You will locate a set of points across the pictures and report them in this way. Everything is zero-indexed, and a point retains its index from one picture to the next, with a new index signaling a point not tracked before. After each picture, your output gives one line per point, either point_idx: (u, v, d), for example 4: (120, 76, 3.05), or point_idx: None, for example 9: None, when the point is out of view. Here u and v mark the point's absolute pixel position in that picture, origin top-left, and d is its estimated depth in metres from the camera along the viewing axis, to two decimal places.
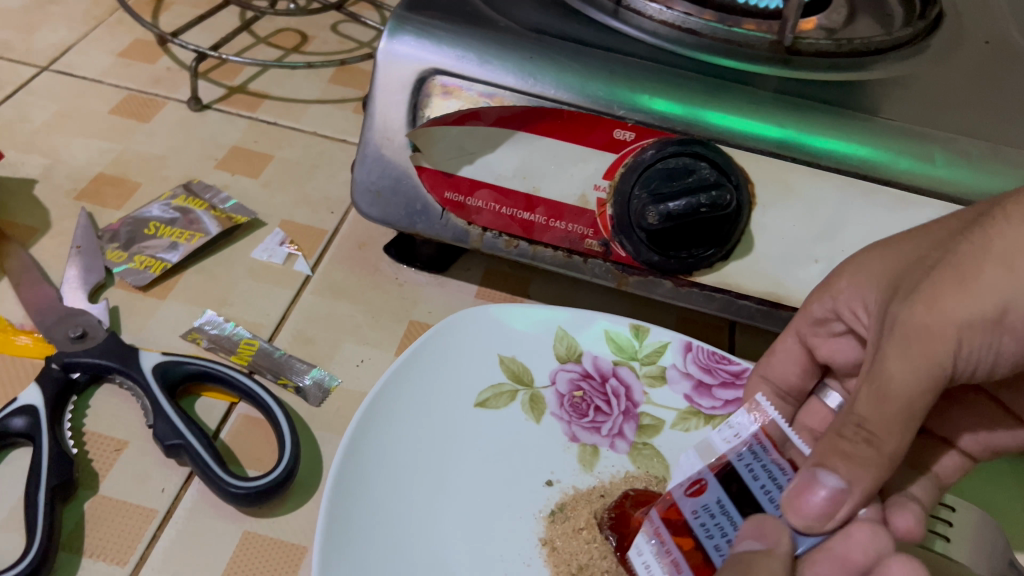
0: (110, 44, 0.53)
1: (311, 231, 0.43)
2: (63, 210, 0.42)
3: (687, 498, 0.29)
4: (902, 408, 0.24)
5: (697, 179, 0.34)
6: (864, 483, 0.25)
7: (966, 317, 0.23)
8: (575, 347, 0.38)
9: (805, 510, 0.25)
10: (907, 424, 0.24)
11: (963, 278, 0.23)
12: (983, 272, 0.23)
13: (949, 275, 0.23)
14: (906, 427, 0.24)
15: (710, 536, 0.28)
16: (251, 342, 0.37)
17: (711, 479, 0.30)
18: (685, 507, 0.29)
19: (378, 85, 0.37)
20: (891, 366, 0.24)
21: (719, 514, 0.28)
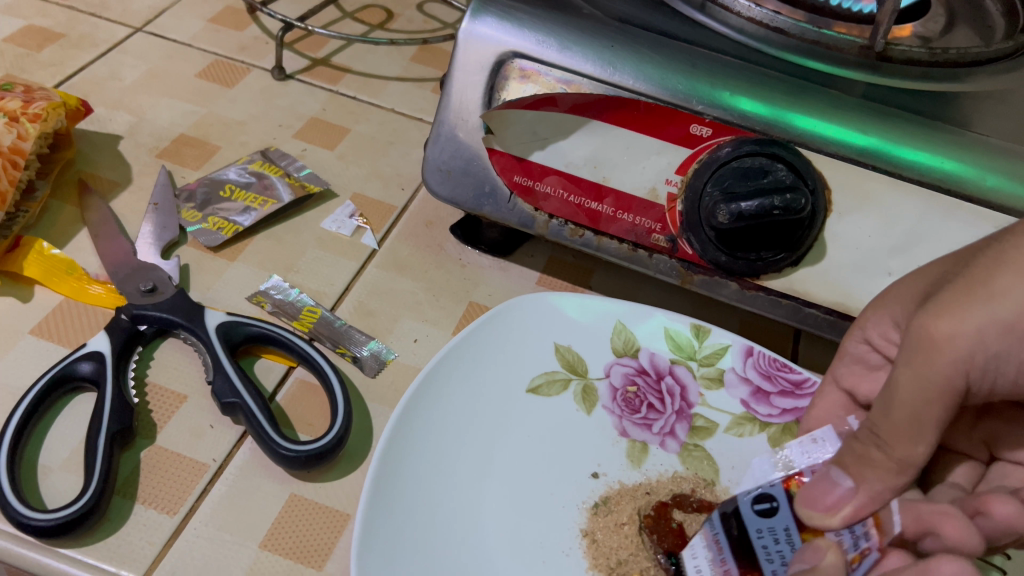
0: (202, 10, 0.54)
1: (380, 206, 0.43)
2: (145, 167, 0.43)
3: (754, 515, 0.28)
4: (908, 417, 0.25)
5: (772, 180, 0.33)
6: (873, 488, 0.26)
7: (987, 323, 0.23)
8: (632, 342, 0.38)
9: (815, 500, 0.26)
10: (916, 435, 0.25)
11: (972, 289, 0.24)
12: (995, 279, 0.24)
13: (961, 287, 0.24)
14: (916, 439, 0.25)
15: (770, 561, 0.27)
16: (313, 310, 0.37)
17: (782, 496, 0.28)
18: (750, 524, 0.28)
19: (457, 65, 0.37)
20: (901, 375, 0.25)
21: (783, 541, 0.27)
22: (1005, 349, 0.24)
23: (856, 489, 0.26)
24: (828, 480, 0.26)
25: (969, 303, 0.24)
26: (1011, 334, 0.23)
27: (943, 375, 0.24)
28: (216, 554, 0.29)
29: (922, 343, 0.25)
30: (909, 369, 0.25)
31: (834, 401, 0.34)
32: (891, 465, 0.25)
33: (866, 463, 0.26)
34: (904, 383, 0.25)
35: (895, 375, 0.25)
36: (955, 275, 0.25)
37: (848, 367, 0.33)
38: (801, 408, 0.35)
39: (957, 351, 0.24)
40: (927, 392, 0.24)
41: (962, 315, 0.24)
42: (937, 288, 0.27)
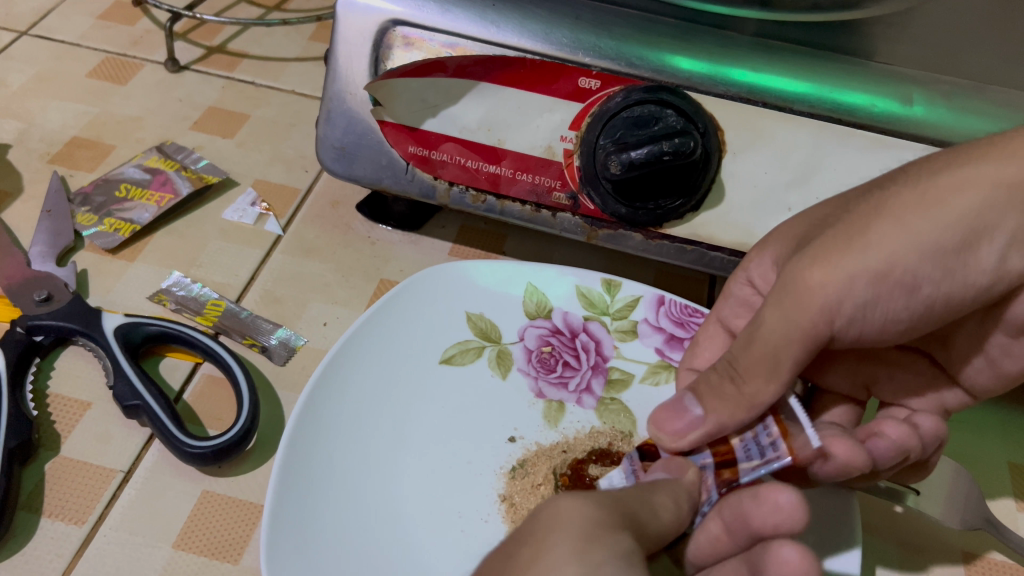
0: (90, 7, 0.52)
1: (284, 190, 0.42)
2: (37, 174, 0.41)
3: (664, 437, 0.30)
4: (768, 356, 0.26)
5: (663, 127, 0.33)
6: (717, 416, 0.26)
7: (859, 272, 0.25)
8: (545, 303, 0.37)
9: (665, 425, 0.28)
10: (774, 373, 0.26)
11: (848, 237, 0.25)
12: (870, 230, 0.25)
13: (836, 236, 0.25)
14: (772, 377, 0.26)
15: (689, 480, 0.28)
16: (217, 303, 0.37)
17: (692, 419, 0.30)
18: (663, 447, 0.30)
19: (340, 37, 0.37)
20: (766, 316, 0.26)
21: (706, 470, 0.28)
22: (870, 298, 0.25)
23: (704, 418, 0.27)
24: (682, 407, 0.28)
25: (845, 253, 0.25)
26: (879, 282, 0.25)
27: (811, 318, 0.25)
28: (127, 559, 0.29)
29: (793, 288, 0.25)
30: (777, 311, 0.26)
31: (717, 339, 0.34)
32: (743, 401, 0.26)
33: (716, 394, 0.27)
34: (769, 323, 0.26)
35: (760, 317, 0.26)
36: (828, 224, 0.26)
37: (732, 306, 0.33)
38: None
39: (827, 296, 0.25)
40: (792, 331, 0.25)
41: (835, 264, 0.25)
42: (809, 236, 0.27)
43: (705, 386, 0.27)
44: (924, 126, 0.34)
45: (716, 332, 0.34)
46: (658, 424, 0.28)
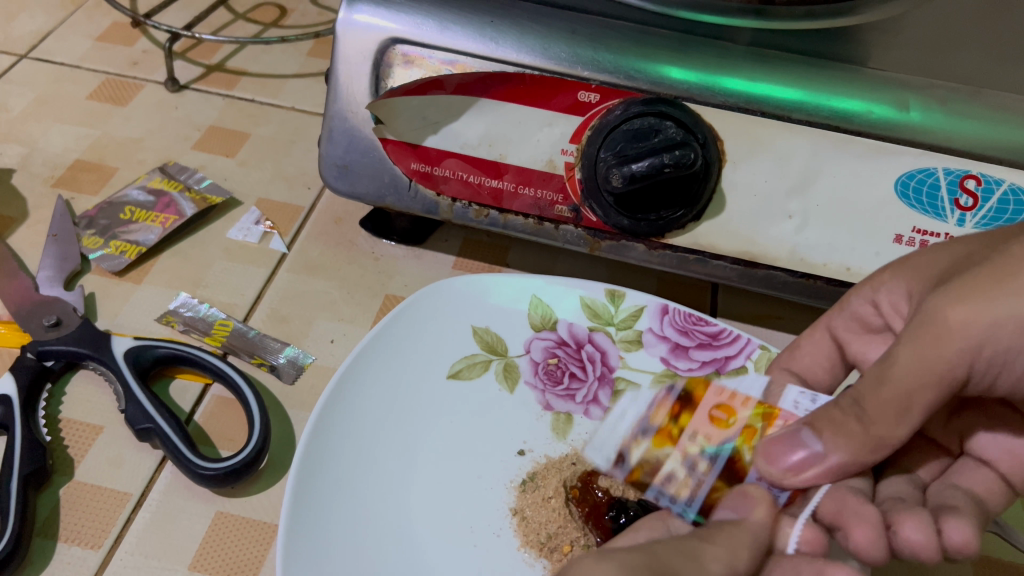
0: (88, 28, 0.52)
1: (287, 209, 0.43)
2: (41, 198, 0.42)
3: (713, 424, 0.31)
4: (899, 396, 0.24)
5: (663, 139, 0.33)
6: (842, 456, 0.25)
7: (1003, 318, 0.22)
8: (550, 315, 0.37)
9: (777, 457, 0.26)
10: (902, 416, 0.24)
11: (1002, 277, 0.23)
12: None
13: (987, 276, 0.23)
14: (900, 420, 0.24)
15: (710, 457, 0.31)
16: (225, 323, 0.37)
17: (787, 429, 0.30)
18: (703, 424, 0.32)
19: (340, 56, 0.37)
20: (901, 352, 0.24)
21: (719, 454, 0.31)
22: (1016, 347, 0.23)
23: (823, 456, 0.26)
24: (797, 441, 0.26)
25: (994, 292, 0.23)
26: None
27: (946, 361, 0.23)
28: None
29: (932, 325, 0.24)
30: (911, 350, 0.24)
31: (822, 346, 0.33)
32: (867, 442, 0.25)
33: (837, 431, 0.25)
34: (901, 364, 0.24)
35: (893, 350, 0.24)
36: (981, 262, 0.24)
37: (842, 318, 0.31)
38: (719, 358, 0.36)
39: (971, 340, 0.23)
40: (924, 376, 0.23)
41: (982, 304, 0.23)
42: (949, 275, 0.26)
43: (829, 420, 0.26)
44: (921, 132, 0.34)
45: (821, 338, 0.33)
46: (770, 459, 0.27)
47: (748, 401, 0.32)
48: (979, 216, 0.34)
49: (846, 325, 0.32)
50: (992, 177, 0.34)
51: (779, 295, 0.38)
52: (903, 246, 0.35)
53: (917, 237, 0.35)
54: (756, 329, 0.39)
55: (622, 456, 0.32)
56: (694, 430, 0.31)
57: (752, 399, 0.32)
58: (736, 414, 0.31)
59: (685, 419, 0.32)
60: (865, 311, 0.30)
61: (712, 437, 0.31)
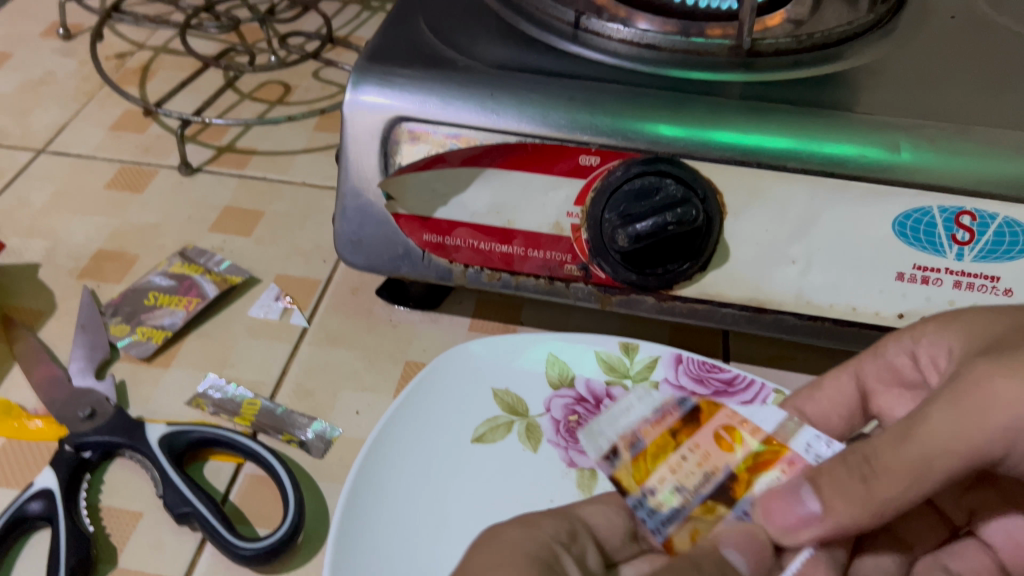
0: (101, 119, 0.54)
1: (305, 283, 0.44)
2: (67, 289, 0.43)
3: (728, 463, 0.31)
4: (916, 465, 0.24)
5: (663, 196, 0.35)
6: (838, 519, 0.25)
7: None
8: (567, 372, 0.38)
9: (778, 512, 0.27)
10: (912, 485, 0.24)
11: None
12: None
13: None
14: (910, 488, 0.24)
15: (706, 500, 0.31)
16: (252, 402, 0.38)
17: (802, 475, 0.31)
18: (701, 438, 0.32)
19: (349, 136, 0.38)
20: (936, 412, 0.25)
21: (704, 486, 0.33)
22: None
23: (822, 516, 0.25)
24: (799, 495, 0.26)
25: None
26: None
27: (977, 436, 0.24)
28: None
29: (967, 389, 0.25)
30: (946, 414, 0.24)
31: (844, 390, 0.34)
32: (867, 506, 0.25)
33: (837, 492, 0.25)
34: (934, 427, 0.24)
35: (929, 410, 0.25)
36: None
37: (875, 365, 0.33)
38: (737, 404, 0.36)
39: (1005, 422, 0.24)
40: (955, 442, 0.24)
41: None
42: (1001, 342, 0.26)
43: (830, 479, 0.25)
44: (915, 172, 0.35)
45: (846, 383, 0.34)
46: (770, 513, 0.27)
47: (758, 431, 0.32)
48: (977, 250, 0.35)
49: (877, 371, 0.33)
50: (986, 212, 0.35)
51: (788, 338, 0.39)
52: (905, 283, 0.36)
53: (918, 273, 0.36)
54: (769, 371, 0.40)
55: (615, 451, 0.32)
56: (695, 442, 0.32)
57: (762, 430, 0.32)
58: (742, 441, 0.32)
59: (685, 435, 0.32)
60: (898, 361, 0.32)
61: (712, 456, 0.31)
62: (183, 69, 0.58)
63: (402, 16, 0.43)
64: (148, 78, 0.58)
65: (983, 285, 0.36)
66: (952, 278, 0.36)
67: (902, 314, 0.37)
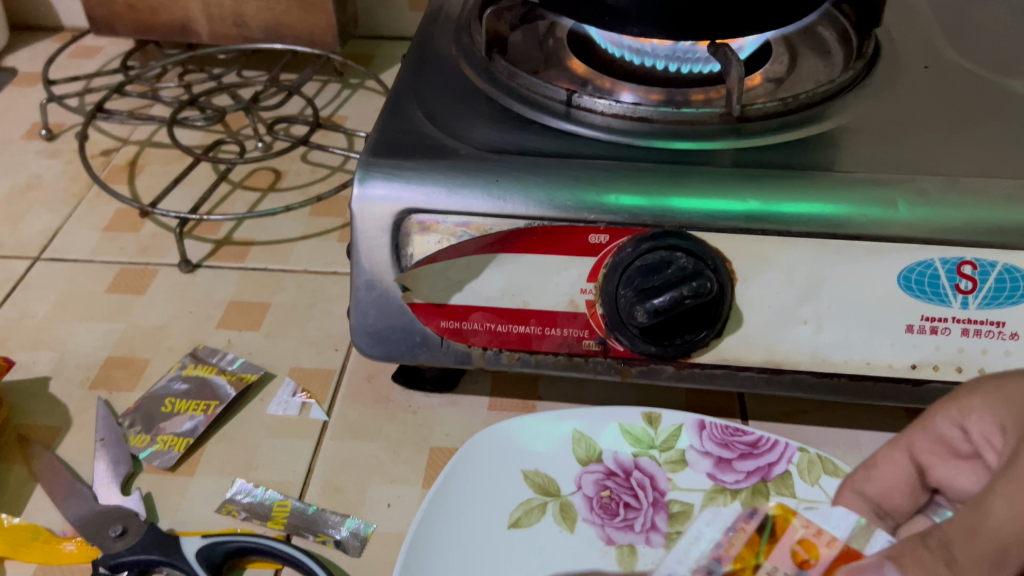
0: (94, 220, 0.54)
1: (320, 374, 0.44)
2: (81, 402, 0.43)
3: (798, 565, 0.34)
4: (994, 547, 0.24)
5: (676, 270, 0.36)
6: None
7: None
8: (594, 447, 0.38)
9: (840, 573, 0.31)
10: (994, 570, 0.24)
11: None
12: None
13: None
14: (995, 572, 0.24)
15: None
16: (283, 504, 0.38)
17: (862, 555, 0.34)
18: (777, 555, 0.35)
19: (359, 230, 0.39)
20: (994, 502, 0.24)
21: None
22: None
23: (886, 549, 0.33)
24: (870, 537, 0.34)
25: None
26: None
27: None
28: None
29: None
30: (1006, 500, 0.24)
31: (900, 467, 0.34)
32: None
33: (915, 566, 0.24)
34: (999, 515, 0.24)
35: (989, 496, 0.25)
36: None
37: (926, 439, 0.33)
38: (762, 466, 0.37)
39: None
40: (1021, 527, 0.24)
41: None
42: None
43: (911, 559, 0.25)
44: (914, 227, 0.36)
45: (900, 460, 0.34)
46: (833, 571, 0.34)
47: (832, 540, 0.35)
48: (981, 297, 0.36)
49: (928, 447, 0.34)
50: (986, 260, 0.36)
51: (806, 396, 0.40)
52: (915, 334, 0.37)
53: (926, 324, 0.37)
54: (787, 427, 0.41)
55: None
56: (776, 563, 0.35)
57: (837, 539, 0.35)
58: (818, 556, 0.34)
59: (763, 552, 0.35)
60: (951, 435, 0.32)
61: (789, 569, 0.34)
62: (170, 163, 0.59)
63: (398, 107, 0.44)
64: (137, 174, 0.58)
65: (990, 331, 0.37)
66: (960, 326, 0.37)
67: (915, 365, 0.38)
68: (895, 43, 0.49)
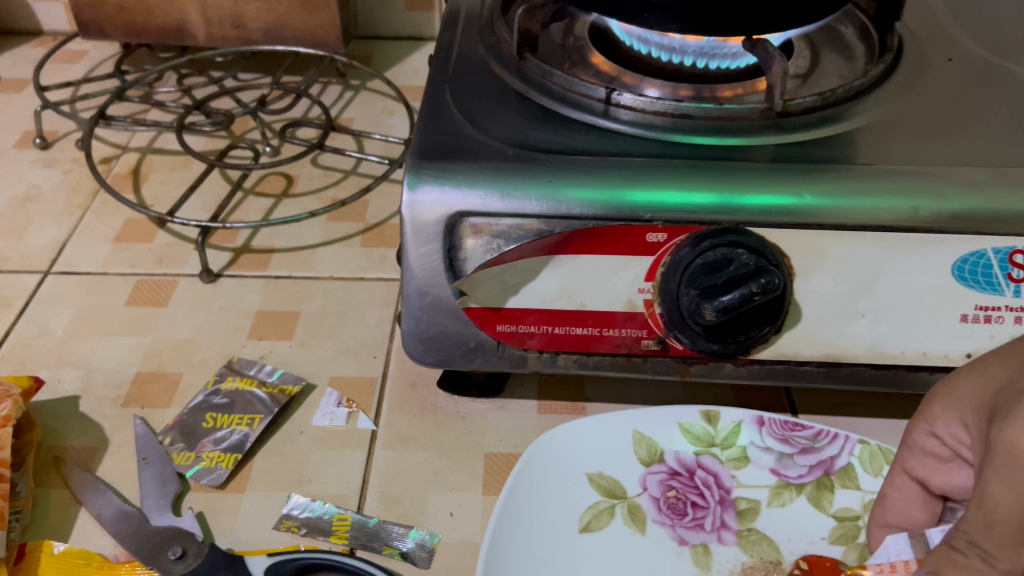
0: (103, 231, 0.52)
1: (362, 383, 0.43)
2: (115, 421, 0.41)
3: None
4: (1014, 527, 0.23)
5: (739, 266, 0.35)
6: None
7: None
8: (655, 447, 0.38)
9: None
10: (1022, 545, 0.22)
11: None
12: None
13: None
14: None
15: None
16: (343, 517, 0.37)
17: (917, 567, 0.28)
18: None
19: (410, 234, 0.38)
20: (995, 490, 0.23)
21: None
22: None
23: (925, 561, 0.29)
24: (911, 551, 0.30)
25: None
26: None
27: None
28: None
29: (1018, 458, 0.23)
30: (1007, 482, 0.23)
31: (909, 491, 0.32)
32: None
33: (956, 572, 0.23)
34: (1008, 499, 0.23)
35: (985, 484, 0.23)
36: None
37: (916, 457, 0.31)
38: (825, 460, 0.38)
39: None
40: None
41: None
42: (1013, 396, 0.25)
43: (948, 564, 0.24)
44: (968, 218, 0.36)
45: (907, 484, 0.32)
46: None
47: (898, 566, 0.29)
48: None
49: (922, 464, 0.31)
50: None
51: (859, 388, 0.40)
52: (969, 324, 0.38)
53: (980, 313, 0.37)
54: (838, 419, 0.42)
55: None
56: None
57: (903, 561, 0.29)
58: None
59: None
60: (933, 446, 0.30)
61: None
62: (176, 169, 0.57)
63: (435, 110, 0.43)
64: (142, 181, 0.56)
65: None
66: (1013, 314, 0.37)
67: (970, 354, 0.38)
68: (917, 39, 0.49)
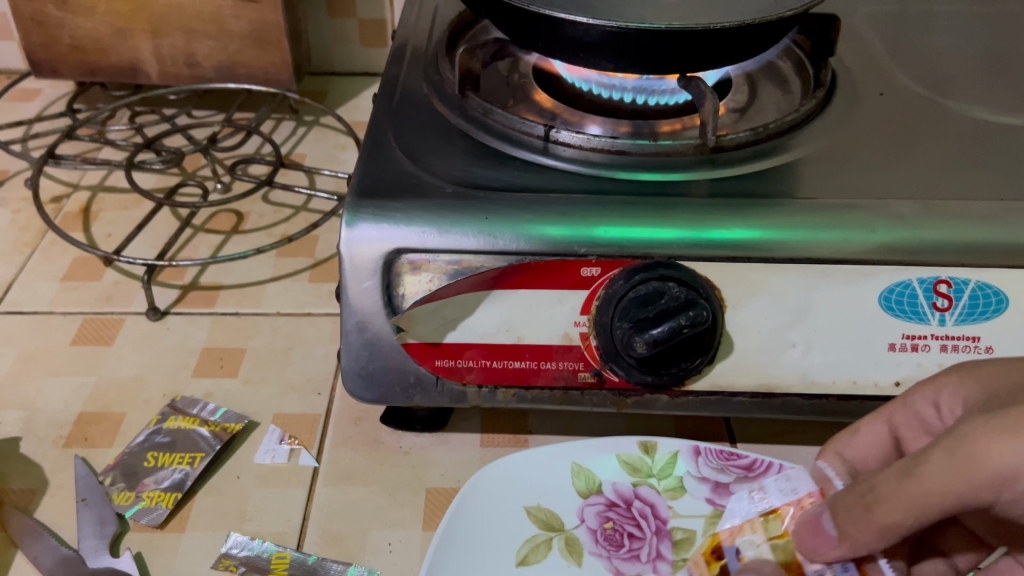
0: (51, 269, 0.52)
1: (305, 419, 0.43)
2: (57, 461, 0.41)
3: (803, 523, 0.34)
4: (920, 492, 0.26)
5: (670, 299, 0.36)
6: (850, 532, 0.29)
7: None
8: (593, 479, 0.39)
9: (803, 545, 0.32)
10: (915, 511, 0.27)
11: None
12: None
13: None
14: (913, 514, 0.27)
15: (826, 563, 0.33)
16: (282, 555, 0.37)
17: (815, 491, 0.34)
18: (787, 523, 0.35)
19: (348, 272, 0.38)
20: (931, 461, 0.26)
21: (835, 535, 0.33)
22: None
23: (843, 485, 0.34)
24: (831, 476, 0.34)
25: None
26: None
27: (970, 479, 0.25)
28: None
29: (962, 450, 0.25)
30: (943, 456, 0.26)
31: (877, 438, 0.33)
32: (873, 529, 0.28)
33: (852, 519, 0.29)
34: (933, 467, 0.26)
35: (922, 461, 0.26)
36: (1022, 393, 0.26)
37: (904, 417, 0.32)
38: (758, 488, 0.38)
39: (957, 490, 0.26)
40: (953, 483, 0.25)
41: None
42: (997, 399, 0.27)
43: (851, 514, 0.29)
44: (892, 250, 0.37)
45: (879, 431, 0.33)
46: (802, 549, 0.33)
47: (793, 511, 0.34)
48: (957, 314, 0.38)
49: (907, 426, 0.32)
50: (960, 279, 0.37)
51: (796, 417, 0.41)
52: (897, 352, 0.38)
53: (907, 341, 0.38)
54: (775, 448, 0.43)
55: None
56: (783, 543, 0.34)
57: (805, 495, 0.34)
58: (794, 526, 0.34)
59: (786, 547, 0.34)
60: (925, 414, 0.32)
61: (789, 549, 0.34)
62: (127, 207, 0.57)
63: (377, 147, 0.44)
64: (92, 220, 0.56)
65: (967, 346, 0.38)
66: (939, 342, 0.38)
67: (899, 381, 0.39)
68: (851, 74, 0.51)
